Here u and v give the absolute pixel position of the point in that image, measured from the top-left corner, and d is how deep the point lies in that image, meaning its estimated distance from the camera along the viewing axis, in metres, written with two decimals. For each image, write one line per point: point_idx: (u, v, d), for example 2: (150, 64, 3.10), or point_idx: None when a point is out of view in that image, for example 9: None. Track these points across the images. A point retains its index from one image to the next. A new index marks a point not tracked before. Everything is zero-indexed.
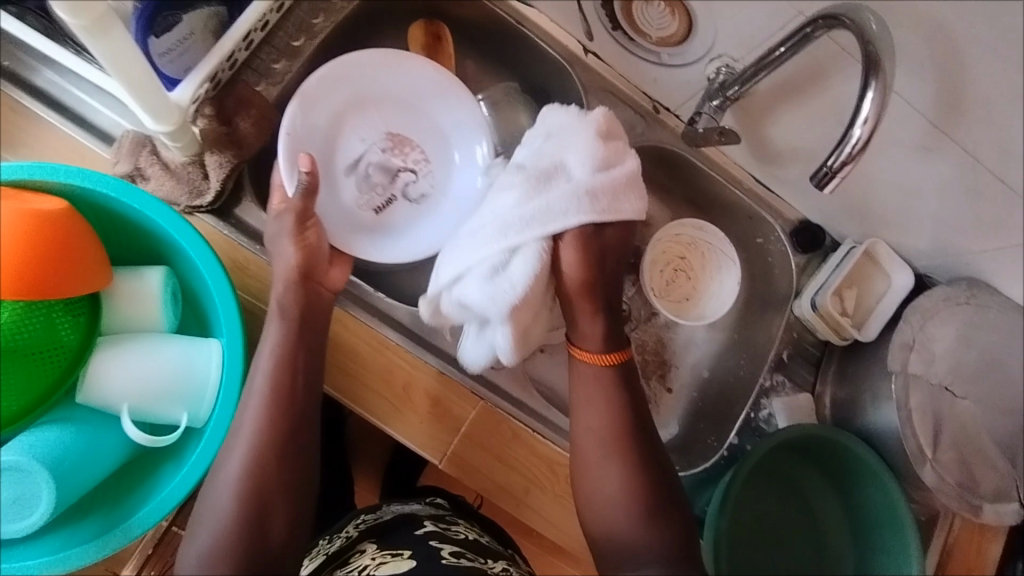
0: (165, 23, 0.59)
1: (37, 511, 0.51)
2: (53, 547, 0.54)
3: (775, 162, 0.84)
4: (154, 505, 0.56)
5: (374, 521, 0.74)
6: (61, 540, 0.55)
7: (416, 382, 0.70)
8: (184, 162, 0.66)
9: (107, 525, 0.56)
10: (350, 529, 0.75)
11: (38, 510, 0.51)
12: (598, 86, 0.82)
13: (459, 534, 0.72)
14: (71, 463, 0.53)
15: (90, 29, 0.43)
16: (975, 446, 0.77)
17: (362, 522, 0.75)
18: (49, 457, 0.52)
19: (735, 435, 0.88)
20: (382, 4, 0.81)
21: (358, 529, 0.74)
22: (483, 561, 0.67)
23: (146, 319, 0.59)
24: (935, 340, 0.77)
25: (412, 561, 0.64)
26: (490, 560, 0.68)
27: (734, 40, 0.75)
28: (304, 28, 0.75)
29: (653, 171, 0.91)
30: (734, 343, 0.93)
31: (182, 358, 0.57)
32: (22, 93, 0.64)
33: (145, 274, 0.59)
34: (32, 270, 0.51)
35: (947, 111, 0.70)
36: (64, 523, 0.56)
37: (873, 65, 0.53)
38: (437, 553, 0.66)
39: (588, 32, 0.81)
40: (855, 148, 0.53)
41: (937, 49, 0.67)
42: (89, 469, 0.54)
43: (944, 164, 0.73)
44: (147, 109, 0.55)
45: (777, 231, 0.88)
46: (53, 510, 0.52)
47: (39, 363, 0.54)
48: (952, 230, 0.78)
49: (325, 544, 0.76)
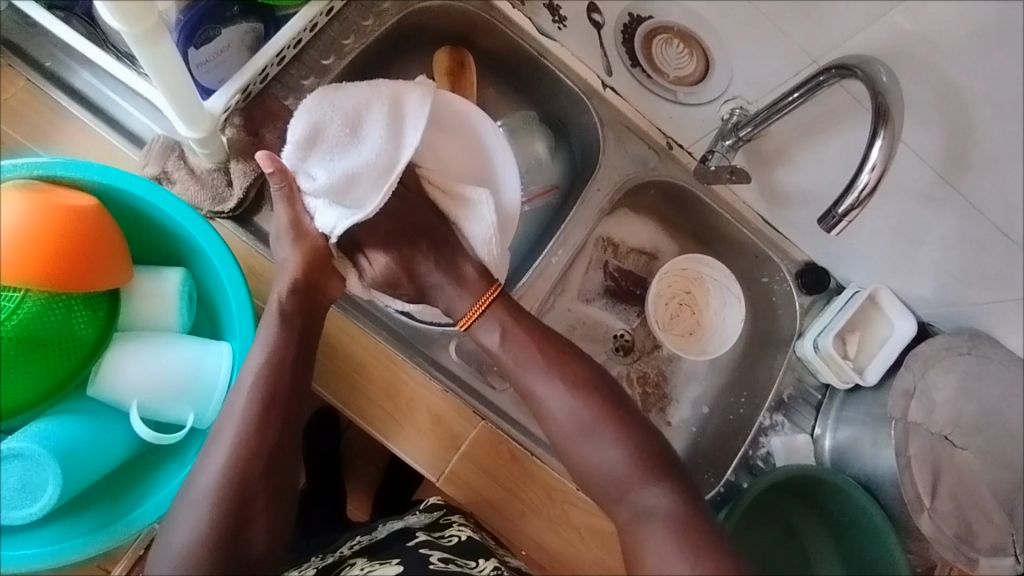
0: (205, 35, 0.62)
1: (40, 500, 0.52)
2: (51, 537, 0.55)
3: (783, 204, 0.86)
4: (154, 503, 0.56)
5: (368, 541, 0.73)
6: (59, 531, 0.55)
7: (418, 398, 0.71)
8: (210, 169, 0.68)
9: (106, 520, 0.56)
10: (344, 548, 0.74)
11: (42, 499, 0.52)
12: (615, 120, 0.85)
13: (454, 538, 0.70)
14: (78, 455, 0.54)
15: (141, 38, 0.45)
16: (974, 498, 0.76)
17: (355, 542, 0.74)
18: (57, 448, 0.53)
19: (732, 473, 0.87)
20: (411, 30, 0.84)
21: (351, 548, 0.73)
22: (474, 564, 0.65)
23: (162, 318, 0.60)
24: (936, 388, 0.77)
25: (398, 566, 0.63)
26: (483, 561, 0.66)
27: (747, 83, 0.77)
28: (335, 48, 0.77)
29: (664, 205, 0.93)
30: (735, 381, 0.94)
31: (194, 358, 0.58)
32: (60, 93, 0.67)
33: (165, 274, 0.60)
34: (60, 263, 0.52)
35: (953, 164, 0.72)
36: (63, 515, 0.56)
37: (883, 115, 0.54)
38: (425, 559, 0.64)
39: (608, 67, 0.83)
40: (863, 193, 0.54)
41: (947, 104, 0.68)
42: (94, 462, 0.55)
43: (949, 215, 0.75)
44: (183, 115, 0.57)
45: (783, 271, 0.89)
46: (56, 500, 0.53)
47: (54, 354, 0.55)
48: (956, 280, 0.80)
49: (318, 560, 0.74)
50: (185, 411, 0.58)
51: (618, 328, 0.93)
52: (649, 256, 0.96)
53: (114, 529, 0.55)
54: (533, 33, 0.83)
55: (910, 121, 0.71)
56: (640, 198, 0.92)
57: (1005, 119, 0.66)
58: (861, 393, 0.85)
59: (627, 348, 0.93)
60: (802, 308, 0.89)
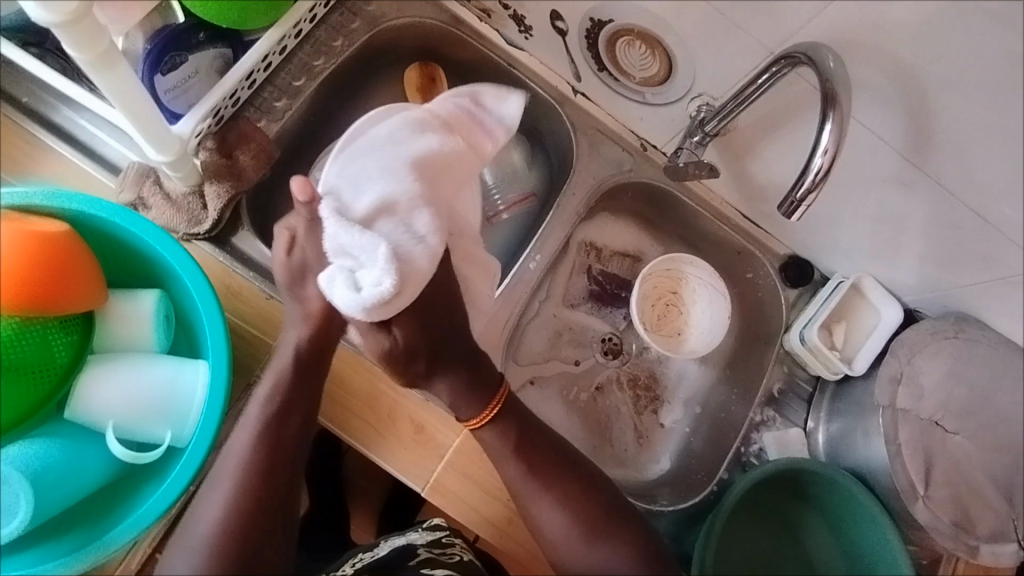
0: (172, 61, 0.64)
1: (15, 520, 0.53)
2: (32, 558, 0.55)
3: (760, 198, 0.86)
4: (130, 523, 0.57)
5: (369, 559, 0.74)
6: (38, 554, 0.56)
7: (401, 408, 0.71)
8: (185, 192, 0.70)
9: (85, 541, 0.57)
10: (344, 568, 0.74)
11: (16, 520, 0.53)
12: (586, 125, 0.88)
13: (452, 559, 0.73)
14: (54, 476, 0.55)
15: (96, 63, 0.46)
16: (971, 484, 0.75)
17: (356, 561, 0.74)
18: (33, 469, 0.54)
19: (724, 470, 0.88)
20: (382, 47, 0.86)
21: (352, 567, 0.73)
22: None
23: (137, 339, 0.61)
24: (923, 373, 0.77)
25: None
26: None
27: (711, 79, 0.76)
28: (306, 70, 0.79)
29: (641, 207, 0.95)
30: (726, 378, 0.94)
31: (168, 377, 0.59)
32: (38, 127, 0.69)
33: (139, 297, 0.61)
34: (29, 288, 0.53)
35: (917, 145, 0.71)
36: (43, 539, 0.57)
37: (831, 100, 0.54)
38: None
39: (575, 73, 0.85)
40: (817, 177, 0.55)
41: (903, 84, 0.68)
42: (71, 484, 0.56)
43: (922, 198, 0.74)
44: (152, 140, 0.59)
45: (766, 266, 0.91)
46: (30, 521, 0.53)
47: (30, 380, 0.55)
48: (939, 265, 0.79)
49: None
50: (161, 428, 0.59)
51: (605, 332, 0.96)
52: (633, 258, 0.97)
53: (94, 547, 0.56)
54: (501, 44, 0.86)
55: (866, 98, 0.71)
56: (618, 201, 0.94)
57: (964, 99, 0.64)
58: (851, 384, 0.84)
59: (615, 352, 0.95)
60: (789, 302, 0.90)
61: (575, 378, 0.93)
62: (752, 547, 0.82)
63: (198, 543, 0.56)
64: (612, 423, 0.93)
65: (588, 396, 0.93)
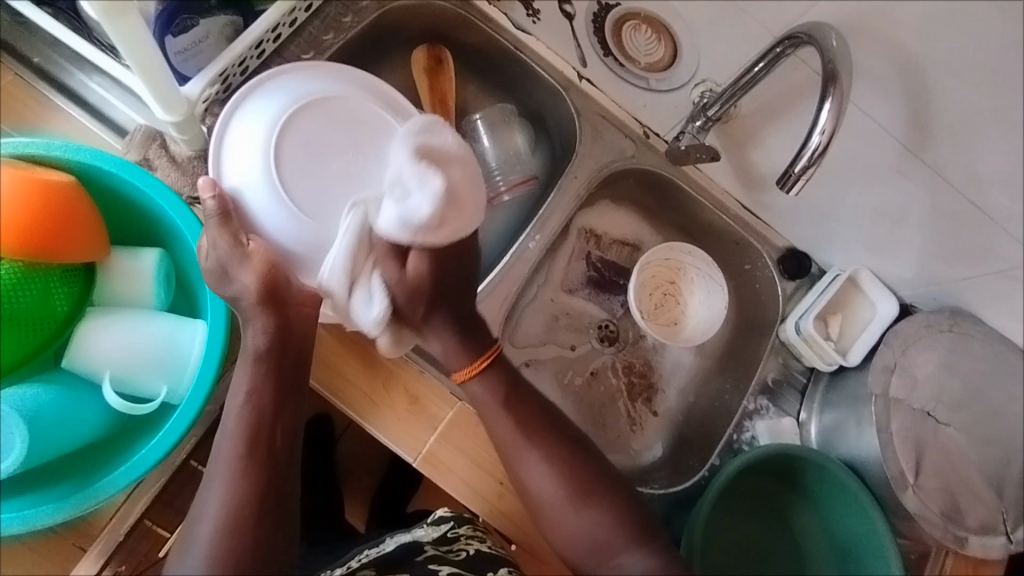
0: (182, 24, 0.65)
1: (8, 458, 0.52)
2: (20, 503, 0.55)
3: (761, 189, 0.87)
4: (123, 471, 0.57)
5: (377, 554, 0.74)
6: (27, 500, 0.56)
7: (398, 378, 0.71)
8: (190, 156, 0.70)
9: (75, 489, 0.57)
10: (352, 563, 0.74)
11: (9, 458, 0.52)
12: (592, 110, 0.87)
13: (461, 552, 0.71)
14: (49, 420, 0.55)
15: (109, 10, 0.47)
16: (961, 476, 0.75)
17: (364, 556, 0.74)
18: (30, 412, 0.54)
19: (716, 457, 0.88)
20: (391, 27, 0.87)
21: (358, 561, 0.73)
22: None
23: (137, 295, 0.61)
24: (917, 365, 0.77)
25: None
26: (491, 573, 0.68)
27: (717, 66, 0.79)
28: (315, 44, 0.80)
29: (642, 195, 0.96)
30: (721, 369, 0.96)
31: (168, 332, 0.59)
32: (49, 88, 0.70)
33: (141, 254, 0.62)
34: (34, 236, 0.54)
35: (916, 134, 0.73)
36: (33, 486, 0.57)
37: (832, 78, 0.55)
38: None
39: (582, 58, 0.86)
40: (814, 154, 0.55)
41: (906, 75, 0.70)
42: (67, 430, 0.56)
43: (915, 185, 0.76)
44: (161, 100, 0.59)
45: (764, 258, 0.91)
46: (24, 462, 0.53)
47: (31, 328, 0.56)
48: (935, 257, 0.79)
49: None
50: (158, 381, 0.59)
51: (602, 319, 0.96)
52: (632, 247, 0.98)
53: (83, 496, 0.56)
54: (510, 28, 0.86)
55: (865, 84, 0.72)
56: (618, 188, 0.94)
57: (962, 85, 0.68)
58: (845, 376, 0.84)
59: (612, 339, 0.96)
60: (785, 295, 0.90)
61: (569, 363, 0.94)
62: (741, 534, 0.82)
63: (192, 499, 0.57)
64: (605, 409, 0.93)
65: (582, 381, 0.93)
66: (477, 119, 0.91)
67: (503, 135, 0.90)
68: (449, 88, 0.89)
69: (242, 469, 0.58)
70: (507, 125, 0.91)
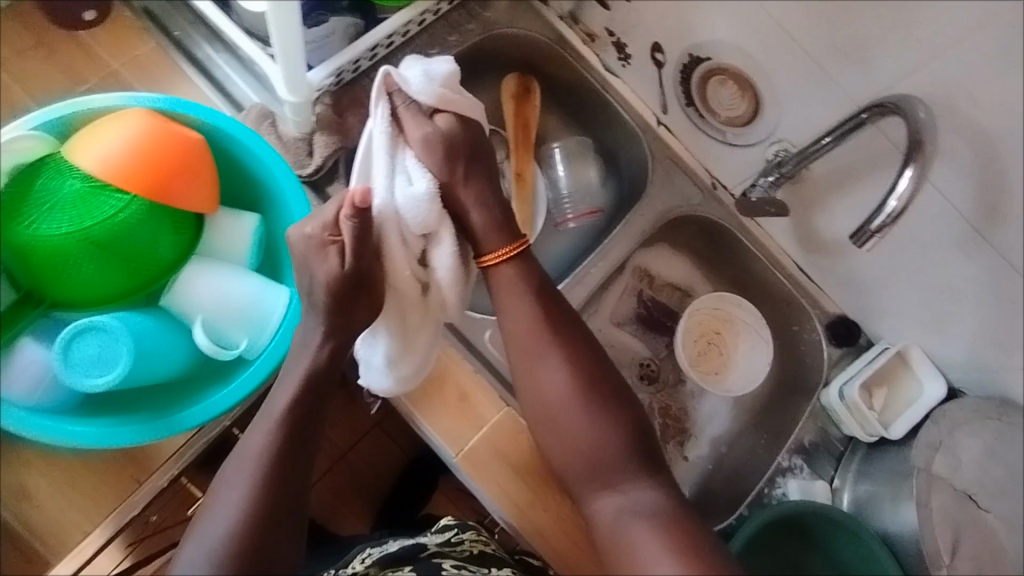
0: (316, 18, 0.73)
1: (105, 376, 0.57)
2: (100, 422, 0.59)
3: (820, 252, 0.89)
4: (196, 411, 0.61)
5: (380, 554, 0.75)
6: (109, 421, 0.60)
7: (452, 374, 0.74)
8: (296, 138, 0.76)
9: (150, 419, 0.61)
10: (356, 564, 0.74)
11: (107, 376, 0.57)
12: (664, 154, 0.92)
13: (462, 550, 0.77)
14: (145, 350, 0.60)
15: None
16: (998, 565, 0.74)
17: (368, 556, 0.75)
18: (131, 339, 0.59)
19: (745, 507, 0.88)
20: (489, 53, 0.94)
21: (364, 563, 0.73)
22: (483, 571, 0.74)
23: (234, 251, 0.66)
24: (963, 446, 0.76)
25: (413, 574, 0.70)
26: (490, 568, 0.75)
27: (793, 127, 0.79)
28: (421, 56, 0.87)
29: (699, 243, 0.98)
30: (757, 425, 0.96)
31: (258, 292, 0.64)
32: (181, 58, 0.77)
33: (245, 215, 0.67)
34: (162, 183, 0.59)
35: (987, 217, 0.72)
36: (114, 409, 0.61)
37: (916, 148, 0.58)
38: (439, 566, 0.72)
39: (663, 104, 0.90)
40: (889, 217, 0.58)
41: (982, 159, 0.69)
42: (157, 364, 0.61)
43: (977, 266, 0.76)
44: (291, 81, 0.65)
45: (814, 320, 0.93)
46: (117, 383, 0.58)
47: (141, 265, 0.61)
48: (990, 343, 0.79)
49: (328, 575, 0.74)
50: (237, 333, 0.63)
51: (645, 357, 0.98)
52: (684, 292, 1.00)
53: (157, 427, 0.60)
54: (598, 68, 0.92)
55: (942, 164, 0.73)
56: (679, 233, 0.97)
57: None
58: (885, 449, 0.84)
59: (652, 378, 0.97)
60: (831, 360, 0.92)
61: None
62: None
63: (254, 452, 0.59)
64: None
65: None
66: (555, 148, 0.96)
67: (578, 165, 0.95)
68: (534, 116, 0.95)
69: (307, 431, 0.61)
70: (581, 158, 0.96)
